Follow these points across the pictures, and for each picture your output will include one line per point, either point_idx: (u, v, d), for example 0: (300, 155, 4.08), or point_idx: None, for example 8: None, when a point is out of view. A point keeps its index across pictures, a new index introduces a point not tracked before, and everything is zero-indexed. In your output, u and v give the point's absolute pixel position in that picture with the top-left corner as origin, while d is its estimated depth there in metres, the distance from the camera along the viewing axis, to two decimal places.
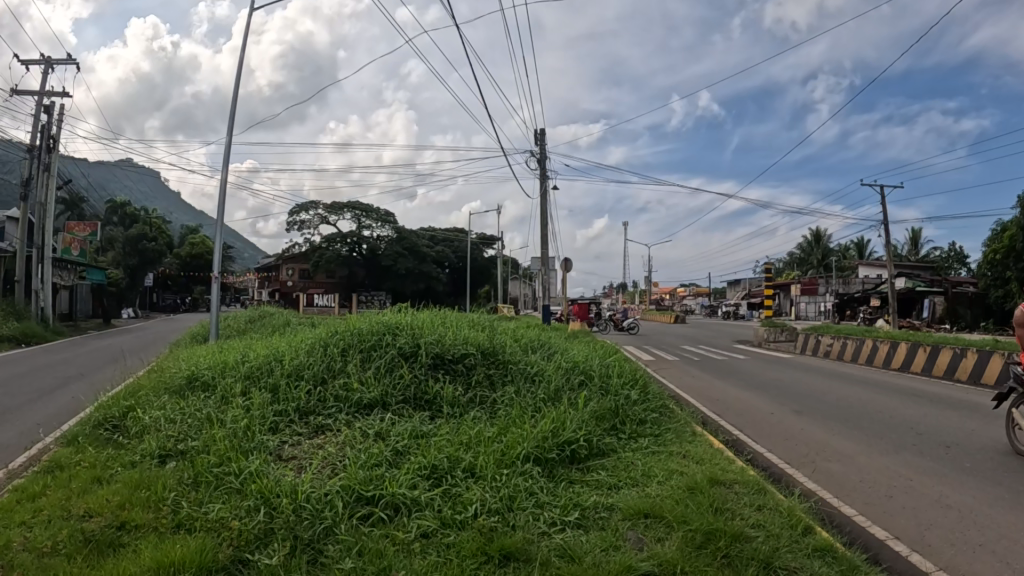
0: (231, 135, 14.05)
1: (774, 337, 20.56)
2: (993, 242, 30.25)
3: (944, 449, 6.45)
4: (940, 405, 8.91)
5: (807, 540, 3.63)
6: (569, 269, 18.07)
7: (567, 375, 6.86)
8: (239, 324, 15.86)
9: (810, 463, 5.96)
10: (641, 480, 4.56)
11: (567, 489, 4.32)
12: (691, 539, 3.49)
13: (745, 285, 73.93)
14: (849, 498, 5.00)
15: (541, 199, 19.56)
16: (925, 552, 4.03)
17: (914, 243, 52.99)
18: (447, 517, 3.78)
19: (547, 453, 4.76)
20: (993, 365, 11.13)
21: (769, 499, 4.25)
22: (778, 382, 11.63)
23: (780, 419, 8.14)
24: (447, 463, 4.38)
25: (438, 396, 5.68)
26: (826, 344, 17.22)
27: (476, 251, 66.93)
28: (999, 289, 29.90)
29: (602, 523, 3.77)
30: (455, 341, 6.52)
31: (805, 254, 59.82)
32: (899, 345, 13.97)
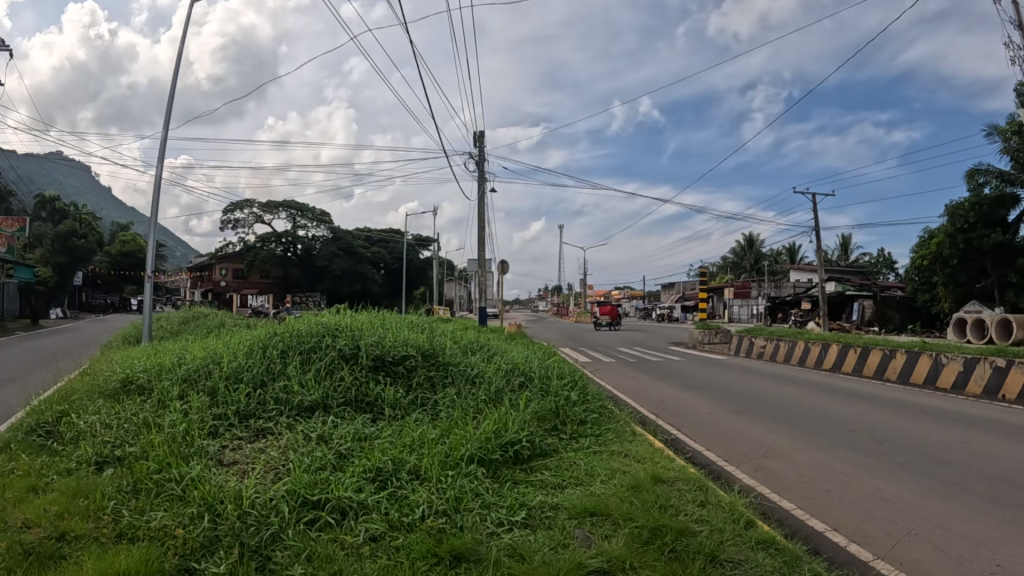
0: (167, 131, 13.77)
1: (708, 340, 20.95)
2: (921, 248, 31.58)
3: (878, 444, 6.74)
4: (873, 403, 9.27)
5: (750, 533, 3.77)
6: (505, 271, 18.14)
7: (507, 376, 6.93)
8: (172, 326, 15.51)
9: (749, 460, 6.15)
10: (584, 479, 4.66)
11: (511, 488, 4.40)
12: (638, 535, 3.59)
13: (677, 288, 75.81)
14: (786, 492, 5.19)
15: (479, 201, 19.65)
16: (861, 543, 4.22)
17: (844, 249, 54.92)
18: (394, 520, 3.82)
19: (490, 454, 4.82)
20: (921, 366, 11.64)
21: (711, 495, 4.40)
22: (714, 382, 11.95)
23: (716, 417, 8.37)
24: (391, 465, 4.40)
25: (379, 399, 5.70)
26: (759, 346, 17.72)
27: (413, 252, 66.89)
28: (927, 293, 31.27)
29: (550, 522, 3.85)
30: (395, 343, 6.53)
31: (738, 259, 61.33)
32: (829, 347, 14.50)
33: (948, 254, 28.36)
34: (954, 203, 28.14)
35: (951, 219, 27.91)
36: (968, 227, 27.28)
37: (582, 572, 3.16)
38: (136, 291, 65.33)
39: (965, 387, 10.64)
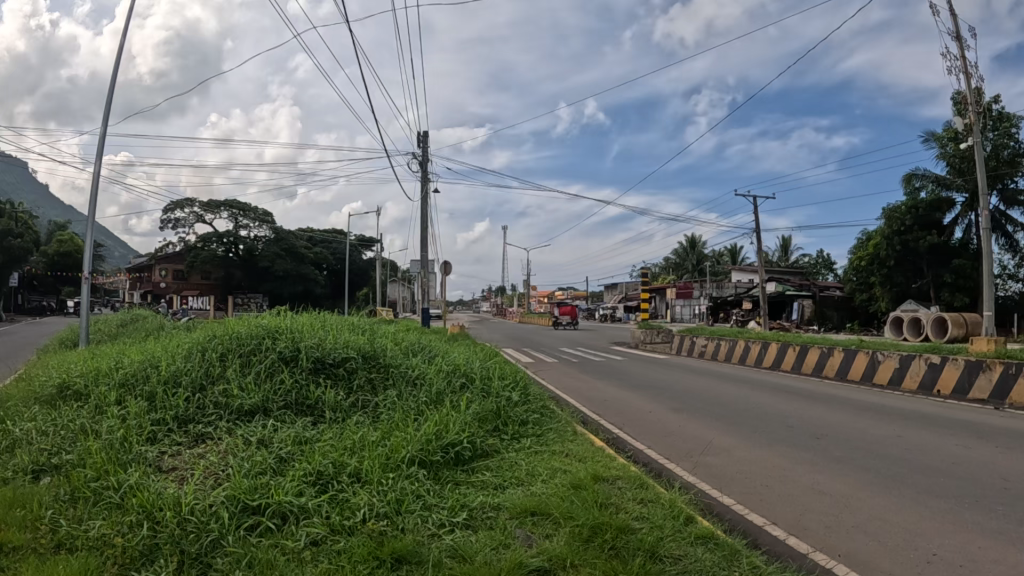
0: (105, 128, 13.36)
1: (650, 339, 21.12)
2: (859, 250, 32.76)
3: (816, 440, 6.92)
4: (810, 400, 9.51)
5: (689, 529, 3.83)
6: (448, 271, 18.08)
7: (448, 377, 6.90)
8: (111, 329, 15.05)
9: (691, 457, 6.25)
10: (525, 479, 4.68)
11: (453, 489, 4.38)
12: (579, 534, 3.61)
13: (621, 289, 76.84)
14: (727, 489, 5.29)
15: (422, 201, 19.57)
16: (799, 535, 4.32)
17: (784, 250, 56.28)
18: (335, 524, 3.77)
19: (431, 456, 4.81)
20: (859, 363, 12.02)
21: (650, 492, 4.46)
22: (656, 381, 12.14)
23: (658, 416, 8.48)
24: (332, 469, 4.35)
25: (319, 402, 5.63)
26: (701, 344, 18.03)
27: (355, 253, 66.33)
28: (864, 292, 32.42)
29: (491, 522, 3.86)
30: (335, 345, 6.44)
31: (680, 260, 62.30)
32: (769, 345, 14.85)
33: (885, 255, 29.25)
34: (890, 206, 29.11)
35: (888, 222, 28.84)
36: (904, 229, 28.26)
37: (523, 571, 3.17)
38: (71, 292, 63.15)
39: (901, 383, 11.04)
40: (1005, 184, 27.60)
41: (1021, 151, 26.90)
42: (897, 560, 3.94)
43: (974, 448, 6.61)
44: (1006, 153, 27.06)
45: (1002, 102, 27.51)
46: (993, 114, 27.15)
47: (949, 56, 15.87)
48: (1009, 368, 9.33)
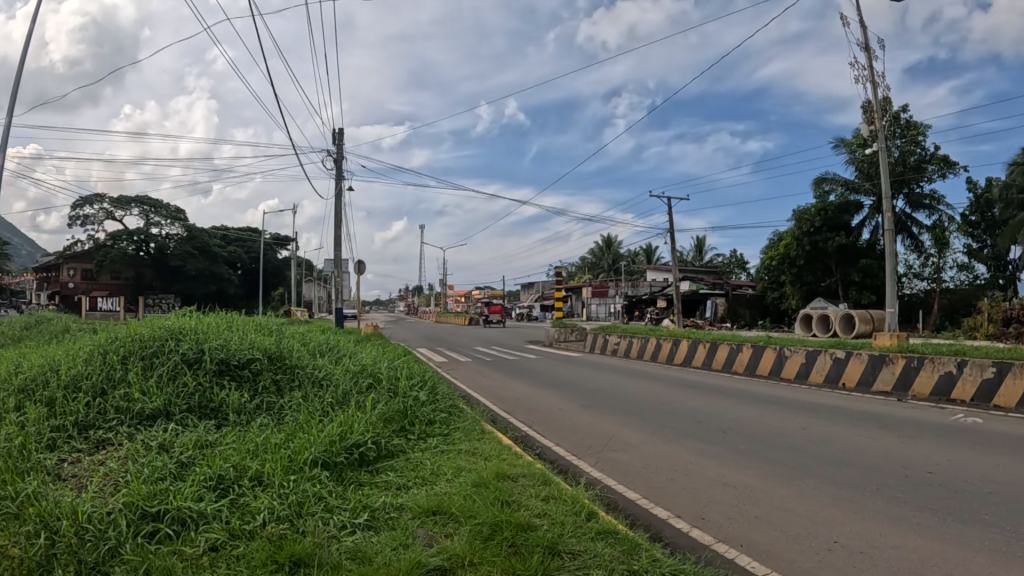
0: (6, 119, 12.75)
1: (564, 337, 21.63)
2: (770, 250, 33.77)
3: (721, 433, 7.14)
4: (715, 395, 9.83)
5: (589, 524, 3.88)
6: (361, 271, 17.95)
7: (354, 378, 6.88)
8: (10, 331, 14.29)
9: (601, 454, 6.35)
10: (429, 479, 4.72)
11: (355, 491, 4.36)
12: (479, 532, 3.62)
13: (538, 287, 77.84)
14: (634, 483, 5.40)
15: (336, 200, 19.36)
16: (704, 527, 4.44)
17: (698, 250, 57.93)
18: (235, 528, 3.67)
19: (334, 457, 4.77)
20: (766, 359, 12.52)
21: (554, 489, 4.51)
22: (571, 379, 12.31)
23: (570, 414, 8.60)
24: (234, 472, 4.24)
25: (223, 404, 5.51)
26: (613, 342, 18.46)
27: (270, 252, 65.16)
28: (776, 291, 33.29)
29: (393, 522, 3.85)
30: (240, 346, 6.30)
31: (596, 259, 63.47)
32: (679, 343, 15.32)
33: (795, 255, 30.15)
34: (801, 208, 30.19)
35: (799, 223, 29.90)
36: (814, 230, 29.39)
37: (421, 571, 3.15)
38: None
39: (807, 376, 11.56)
40: (910, 188, 28.96)
41: (926, 157, 28.39)
42: (800, 548, 4.07)
43: (874, 438, 6.94)
44: (912, 159, 28.50)
45: (909, 111, 28.95)
46: (900, 122, 28.54)
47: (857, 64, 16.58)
48: (911, 361, 9.86)
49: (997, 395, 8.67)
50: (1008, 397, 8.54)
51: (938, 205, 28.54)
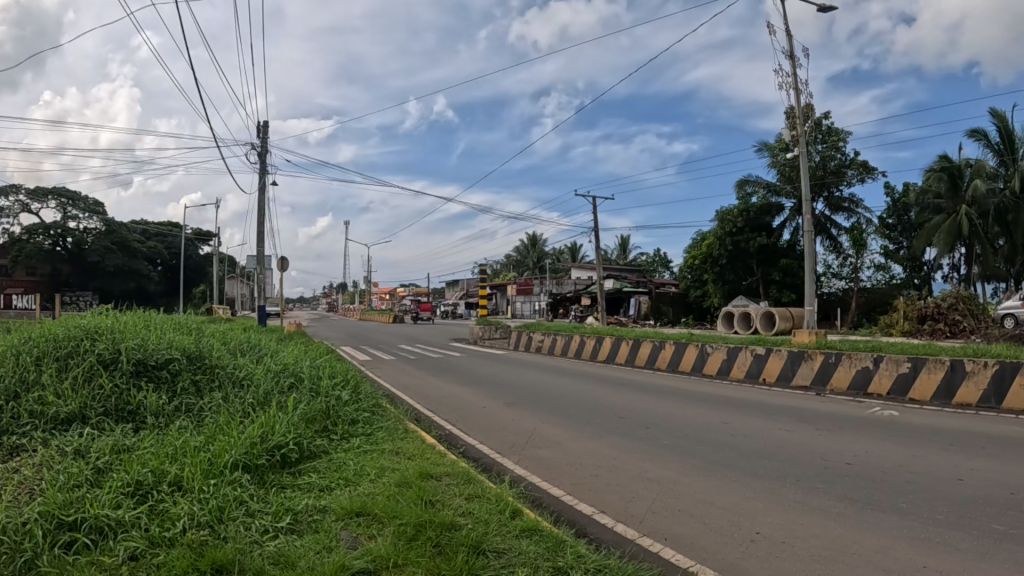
0: None
1: (489, 335, 22.28)
2: (693, 250, 34.66)
3: (644, 429, 7.30)
4: (639, 391, 10.04)
5: (514, 522, 3.91)
6: (285, 267, 17.70)
7: (276, 378, 6.81)
8: None
9: (527, 452, 6.41)
10: (351, 480, 4.74)
11: (277, 494, 4.32)
12: (403, 532, 3.62)
13: (463, 285, 78.03)
14: (560, 480, 5.46)
15: (259, 195, 18.99)
16: (628, 521, 4.52)
17: (623, 249, 58.98)
18: (155, 536, 3.57)
19: (256, 460, 4.71)
20: (689, 355, 12.83)
21: (477, 487, 4.55)
22: (496, 376, 12.38)
23: (497, 412, 8.65)
24: (152, 478, 4.12)
25: (139, 406, 5.37)
26: (537, 340, 18.65)
27: (192, 248, 63.49)
28: (699, 289, 34.32)
29: (315, 526, 3.85)
30: (160, 346, 6.10)
31: (522, 257, 64.05)
32: (603, 340, 15.59)
33: (718, 255, 30.86)
34: (723, 209, 30.90)
35: (721, 224, 30.58)
36: (736, 231, 30.11)
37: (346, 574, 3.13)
38: None
39: (729, 372, 11.87)
40: (829, 192, 29.85)
41: (846, 162, 29.44)
42: (724, 540, 4.17)
43: (794, 431, 7.19)
44: (832, 164, 29.49)
45: (830, 117, 29.93)
46: (822, 128, 29.56)
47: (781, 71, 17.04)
48: (829, 357, 10.22)
49: (912, 389, 9.07)
50: (923, 390, 8.95)
51: (856, 208, 29.60)
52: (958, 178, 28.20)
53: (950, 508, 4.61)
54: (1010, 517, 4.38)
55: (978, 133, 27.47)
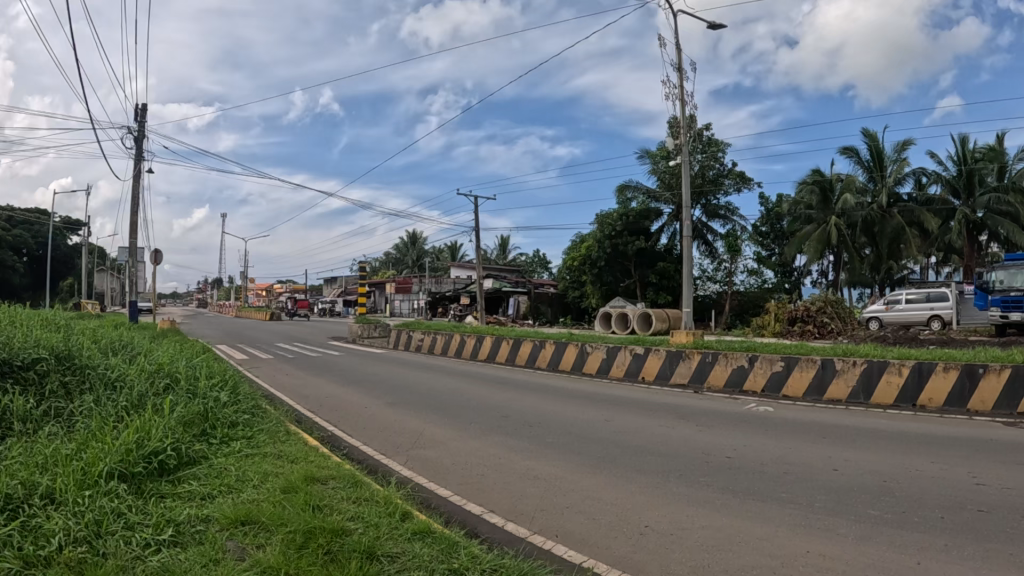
0: None
1: (368, 333, 21.85)
2: (572, 251, 35.52)
3: (527, 427, 7.39)
4: (520, 390, 10.17)
5: (405, 525, 3.84)
6: (159, 260, 16.66)
7: (150, 378, 6.39)
8: None
9: (410, 453, 6.34)
10: (235, 487, 4.52)
11: (158, 504, 4.05)
12: (293, 541, 3.49)
13: (340, 282, 76.51)
14: (446, 480, 5.44)
15: (133, 183, 17.77)
16: (518, 519, 4.55)
17: (502, 248, 59.79)
18: (28, 555, 3.23)
19: (133, 468, 4.38)
20: (569, 354, 13.13)
21: (364, 490, 4.44)
22: (375, 375, 12.18)
23: (377, 412, 8.50)
24: (21, 491, 3.74)
25: (5, 409, 4.84)
26: (417, 338, 18.52)
27: (59, 238, 58.22)
28: (577, 290, 35.18)
29: (200, 536, 3.63)
30: (23, 344, 5.56)
31: (401, 255, 63.61)
32: (483, 339, 15.68)
33: (596, 257, 31.75)
34: (603, 213, 31.73)
35: (601, 227, 31.43)
36: (615, 234, 31.01)
37: None
38: None
39: (608, 371, 12.24)
40: (707, 200, 31.55)
41: (723, 172, 31.09)
42: (615, 535, 4.27)
43: (673, 427, 7.50)
44: (711, 173, 31.04)
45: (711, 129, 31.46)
46: (703, 138, 30.94)
47: (670, 83, 17.73)
48: (706, 356, 10.73)
49: (785, 386, 9.69)
50: (796, 387, 9.59)
51: (732, 216, 31.38)
52: (829, 191, 30.24)
53: (827, 496, 4.94)
54: (882, 503, 4.75)
55: (851, 151, 29.67)
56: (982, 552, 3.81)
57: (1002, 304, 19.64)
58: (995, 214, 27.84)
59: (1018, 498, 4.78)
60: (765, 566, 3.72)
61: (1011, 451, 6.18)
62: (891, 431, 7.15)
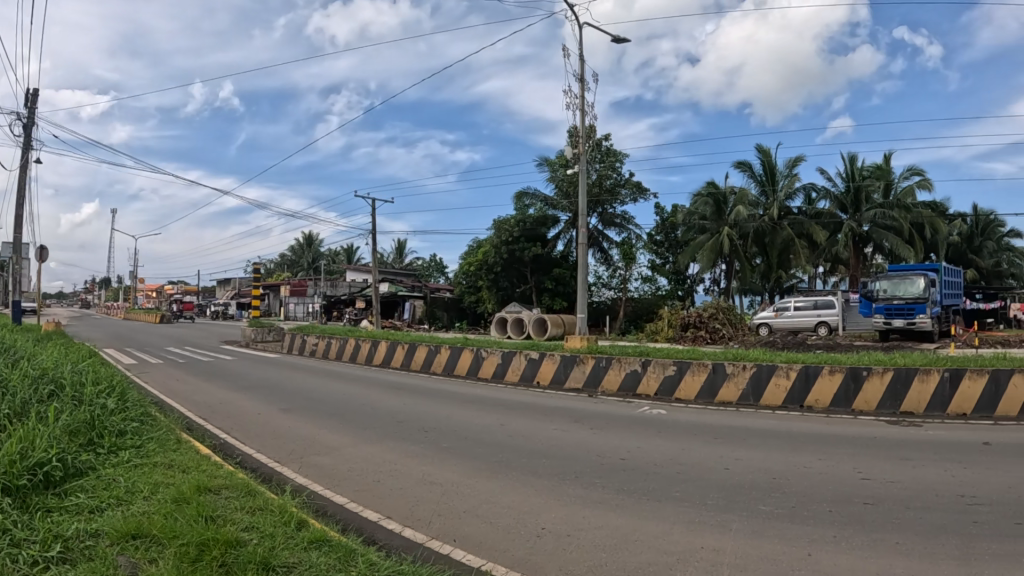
0: None
1: (261, 337, 21.15)
2: (468, 256, 35.43)
3: (423, 432, 7.35)
4: (417, 395, 10.08)
5: (302, 534, 3.73)
6: (45, 258, 15.62)
7: (32, 383, 5.96)
8: None
9: (304, 460, 6.18)
10: (126, 499, 4.27)
11: (43, 519, 3.78)
12: (186, 554, 3.33)
13: (233, 284, 73.85)
14: (341, 487, 5.33)
15: (20, 174, 16.57)
16: (416, 525, 4.51)
17: (399, 252, 59.31)
18: None
19: (14, 480, 4.07)
20: (464, 359, 13.15)
21: (260, 499, 4.28)
22: (266, 381, 11.80)
23: (269, 418, 8.23)
24: None
25: None
26: (311, 343, 18.08)
27: None
28: (472, 295, 35.12)
29: (87, 552, 3.41)
30: None
31: (296, 256, 62.11)
32: (379, 344, 15.47)
33: (493, 262, 31.75)
34: (499, 218, 31.72)
35: (498, 232, 31.37)
36: (512, 240, 31.14)
37: None
38: None
39: (503, 375, 12.34)
40: (603, 208, 32.20)
41: (620, 182, 31.93)
42: (511, 538, 4.29)
43: (569, 430, 7.64)
44: (608, 182, 31.79)
45: (609, 139, 32.26)
46: (601, 149, 31.80)
47: (571, 92, 18.06)
48: (600, 361, 10.98)
49: (678, 389, 10.04)
50: (688, 390, 9.95)
51: (627, 224, 32.21)
52: (722, 204, 31.71)
53: (719, 494, 5.15)
54: (772, 498, 4.99)
55: (744, 165, 31.09)
56: (867, 542, 4.07)
57: (886, 311, 21.16)
58: (878, 228, 29.96)
59: (898, 491, 5.13)
60: (660, 563, 3.83)
61: (890, 447, 6.64)
62: (776, 430, 7.55)
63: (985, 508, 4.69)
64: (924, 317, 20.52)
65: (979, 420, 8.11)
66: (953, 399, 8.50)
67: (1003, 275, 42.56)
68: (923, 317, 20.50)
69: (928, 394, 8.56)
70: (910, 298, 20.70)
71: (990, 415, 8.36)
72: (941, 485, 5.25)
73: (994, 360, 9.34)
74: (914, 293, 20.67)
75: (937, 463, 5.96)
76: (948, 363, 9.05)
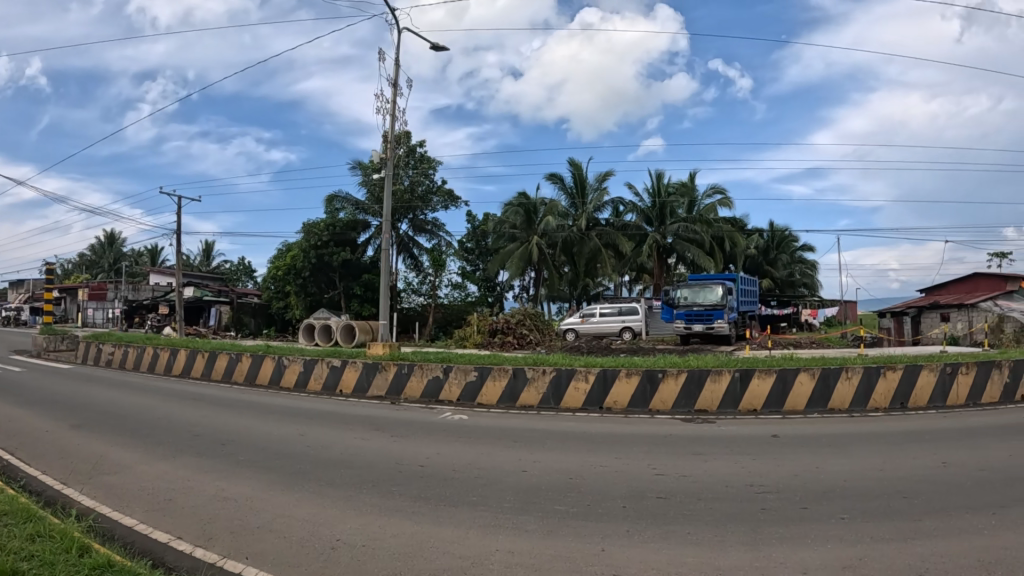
0: None
1: (54, 346, 19.28)
2: (276, 261, 34.27)
3: (221, 446, 7.01)
4: (223, 406, 9.60)
5: (85, 560, 3.42)
6: None
7: None
8: None
9: (89, 480, 5.69)
10: None
11: None
12: None
13: (25, 286, 66.92)
14: (130, 508, 4.95)
15: None
16: (208, 544, 4.27)
17: (207, 255, 56.29)
18: None
19: None
20: (265, 367, 12.66)
21: (39, 526, 3.88)
22: (52, 394, 10.78)
23: (52, 436, 7.51)
24: None
25: None
26: (106, 352, 16.75)
27: None
28: (281, 301, 33.87)
29: None
30: None
31: (94, 257, 57.35)
32: (178, 352, 14.58)
33: (301, 267, 30.90)
34: (309, 222, 31.07)
35: (307, 236, 30.69)
36: (321, 244, 30.54)
37: None
38: None
39: (306, 384, 12.02)
40: (414, 215, 32.25)
41: (432, 189, 32.19)
42: (306, 551, 4.16)
43: (370, 439, 7.55)
44: (420, 189, 31.94)
45: (423, 146, 32.57)
46: (414, 155, 32.13)
47: (382, 96, 17.89)
48: (403, 368, 10.93)
49: (480, 394, 10.22)
50: (490, 395, 10.15)
51: (437, 231, 32.53)
52: (532, 213, 32.74)
53: (515, 496, 5.29)
54: (569, 498, 5.20)
55: (556, 178, 32.23)
56: (657, 534, 4.33)
57: (687, 317, 22.67)
58: (681, 241, 31.87)
59: (690, 483, 5.52)
60: (455, 568, 3.87)
61: (683, 443, 7.14)
62: (573, 432, 7.88)
63: (772, 495, 5.16)
64: (721, 322, 22.25)
65: (766, 416, 8.93)
66: (744, 396, 9.29)
67: (796, 286, 46.89)
68: (721, 321, 22.23)
69: (720, 393, 9.31)
70: (708, 305, 22.38)
71: (778, 410, 9.22)
72: (731, 477, 5.70)
73: (783, 359, 10.33)
74: (713, 300, 22.38)
75: (726, 456, 6.47)
76: (737, 363, 9.91)
